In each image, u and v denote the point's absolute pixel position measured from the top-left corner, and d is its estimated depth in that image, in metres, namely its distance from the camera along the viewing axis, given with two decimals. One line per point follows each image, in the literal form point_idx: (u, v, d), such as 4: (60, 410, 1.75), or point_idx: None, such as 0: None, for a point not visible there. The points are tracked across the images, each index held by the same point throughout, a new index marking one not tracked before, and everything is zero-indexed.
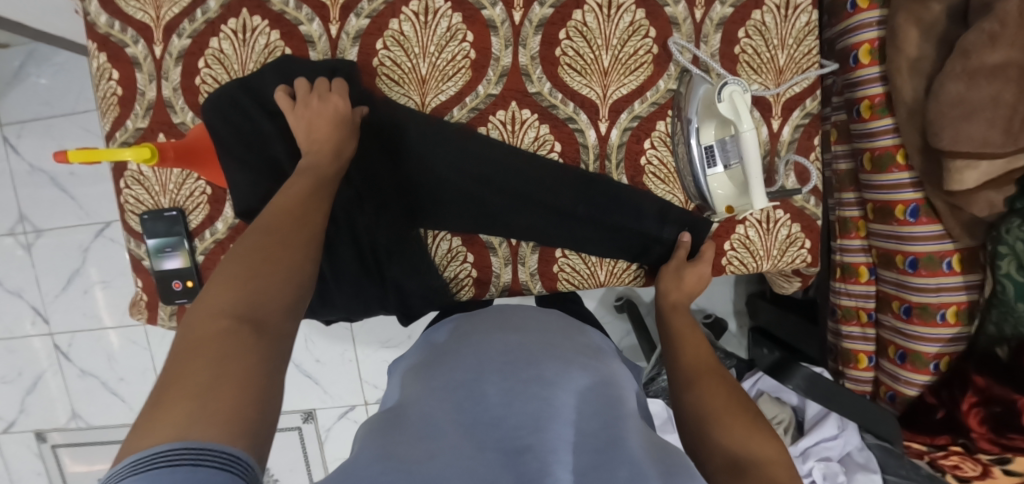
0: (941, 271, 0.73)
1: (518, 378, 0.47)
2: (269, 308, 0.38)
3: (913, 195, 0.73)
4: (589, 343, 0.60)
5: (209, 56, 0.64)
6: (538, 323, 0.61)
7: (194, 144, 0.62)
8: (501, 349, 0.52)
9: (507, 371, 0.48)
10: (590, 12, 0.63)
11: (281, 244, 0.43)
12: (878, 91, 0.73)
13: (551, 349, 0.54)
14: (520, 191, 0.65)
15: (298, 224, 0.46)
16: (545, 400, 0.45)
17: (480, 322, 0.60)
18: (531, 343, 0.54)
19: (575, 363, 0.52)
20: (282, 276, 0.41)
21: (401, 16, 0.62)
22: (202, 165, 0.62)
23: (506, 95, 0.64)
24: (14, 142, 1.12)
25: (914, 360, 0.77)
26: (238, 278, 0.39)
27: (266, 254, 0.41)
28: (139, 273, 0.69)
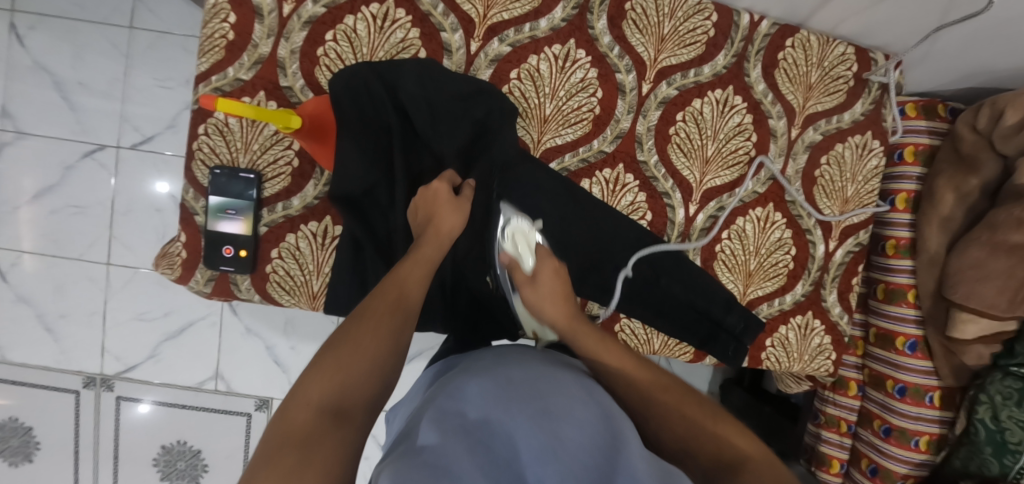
0: (923, 403, 0.83)
1: (523, 411, 0.44)
2: (357, 396, 0.43)
3: (914, 331, 0.84)
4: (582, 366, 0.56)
5: (340, 31, 0.62)
6: (555, 357, 0.56)
7: (318, 118, 0.59)
8: (506, 381, 0.48)
9: (517, 405, 0.44)
10: (708, 104, 0.68)
11: (358, 324, 0.47)
12: (905, 235, 0.85)
13: (558, 376, 0.50)
14: (614, 252, 0.68)
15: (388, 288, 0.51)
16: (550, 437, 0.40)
17: (483, 357, 0.55)
18: (545, 376, 0.50)
19: (581, 390, 0.48)
20: (366, 369, 0.44)
21: (541, 54, 0.64)
22: (321, 142, 0.60)
23: (616, 156, 0.67)
24: (24, 31, 1.00)
25: (884, 476, 0.86)
26: (331, 368, 0.44)
27: (355, 341, 0.46)
28: (185, 227, 0.64)
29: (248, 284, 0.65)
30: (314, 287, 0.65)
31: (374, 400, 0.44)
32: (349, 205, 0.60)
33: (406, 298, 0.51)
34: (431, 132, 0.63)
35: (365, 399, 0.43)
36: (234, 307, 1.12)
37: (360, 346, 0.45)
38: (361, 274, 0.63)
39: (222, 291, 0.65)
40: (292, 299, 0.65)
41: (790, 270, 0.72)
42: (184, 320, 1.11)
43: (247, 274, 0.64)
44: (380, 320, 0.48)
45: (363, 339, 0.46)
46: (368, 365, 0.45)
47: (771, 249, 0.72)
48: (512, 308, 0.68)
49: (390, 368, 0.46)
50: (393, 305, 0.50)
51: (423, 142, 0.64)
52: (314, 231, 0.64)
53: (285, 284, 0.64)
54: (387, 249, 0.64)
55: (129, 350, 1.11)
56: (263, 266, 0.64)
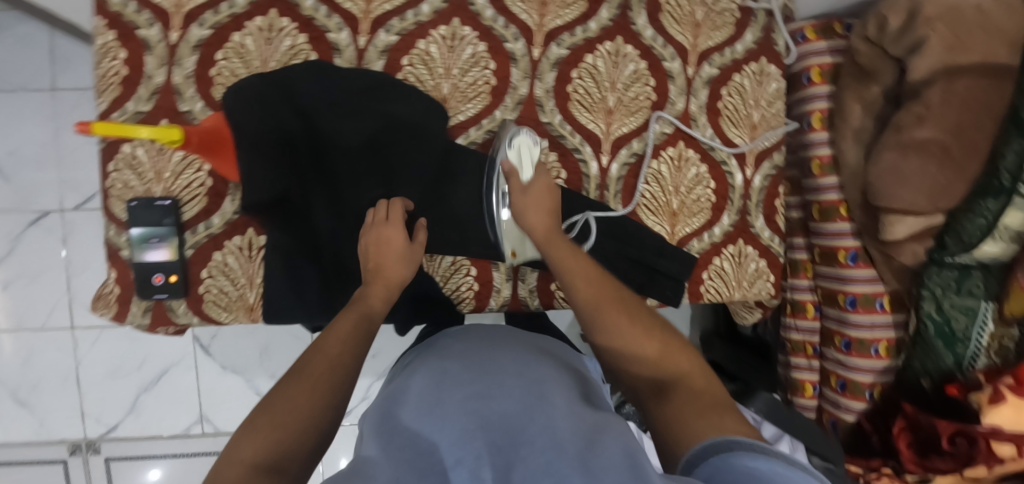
0: (874, 310, 0.85)
1: (460, 395, 0.50)
2: (292, 451, 0.42)
3: (852, 243, 0.85)
4: (519, 345, 0.65)
5: (229, 49, 0.64)
6: (493, 342, 0.63)
7: (217, 133, 0.58)
8: (446, 377, 0.54)
9: (455, 392, 0.51)
10: (600, 58, 0.70)
11: (299, 374, 0.48)
12: (826, 153, 0.87)
13: (498, 361, 0.57)
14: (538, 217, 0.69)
15: (333, 334, 0.53)
16: (487, 414, 0.47)
17: (427, 357, 0.61)
18: (483, 365, 0.56)
19: (518, 371, 0.55)
20: (302, 427, 0.43)
21: (428, 38, 0.66)
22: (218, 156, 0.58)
23: (521, 122, 0.69)
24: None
25: (853, 388, 0.88)
26: (273, 422, 0.43)
27: (291, 398, 0.45)
28: (114, 264, 0.65)
29: (184, 309, 0.66)
30: (250, 299, 0.66)
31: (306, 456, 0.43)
32: (267, 215, 0.60)
33: (346, 349, 0.51)
34: (335, 128, 0.64)
35: (300, 454, 0.42)
36: (205, 348, 1.12)
37: (294, 406, 0.44)
38: (293, 278, 0.64)
39: (160, 321, 0.66)
40: (230, 315, 0.66)
41: (713, 203, 0.75)
42: (158, 369, 1.11)
43: (182, 298, 0.65)
44: (321, 375, 0.48)
45: (303, 387, 0.46)
46: (306, 416, 0.44)
47: (691, 186, 0.74)
48: (445, 286, 0.69)
49: (328, 423, 0.46)
50: (333, 360, 0.49)
51: (329, 140, 0.64)
52: (239, 245, 0.65)
53: (220, 302, 0.66)
54: (314, 252, 0.65)
55: (109, 409, 1.11)
56: (195, 289, 0.65)
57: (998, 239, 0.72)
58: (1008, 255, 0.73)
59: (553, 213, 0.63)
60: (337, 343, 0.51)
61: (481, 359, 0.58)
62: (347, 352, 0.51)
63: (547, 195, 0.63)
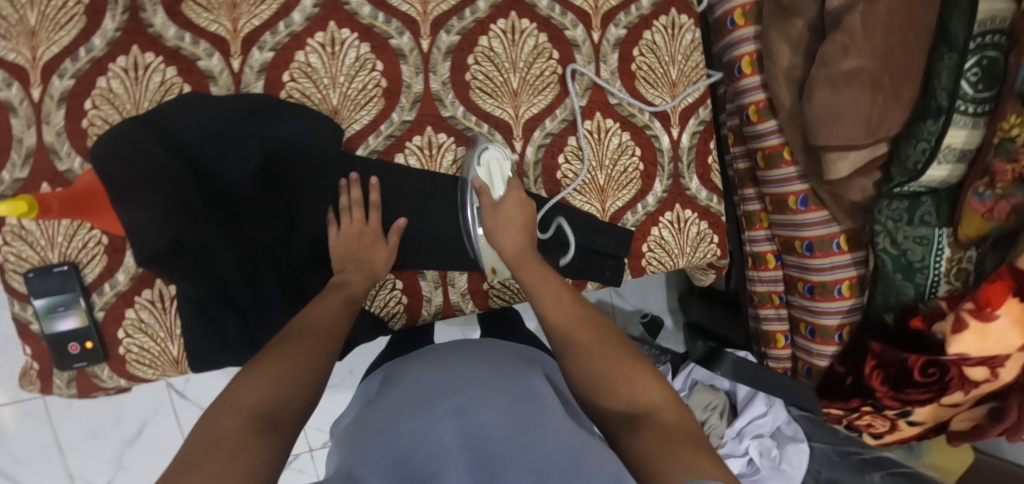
0: (833, 252, 0.82)
1: (446, 405, 0.51)
2: (286, 408, 0.43)
3: (800, 187, 0.83)
4: (491, 350, 0.65)
5: (96, 96, 0.60)
6: (467, 352, 0.64)
7: (86, 193, 0.55)
8: (426, 386, 0.55)
9: (434, 405, 0.51)
10: (496, 38, 0.66)
11: (291, 340, 0.50)
12: (761, 97, 0.83)
13: (478, 371, 0.57)
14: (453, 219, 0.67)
15: (314, 316, 0.54)
16: (470, 426, 0.47)
17: (404, 368, 0.62)
18: (465, 372, 0.57)
19: (497, 378, 0.56)
20: (301, 385, 0.46)
21: (307, 48, 0.62)
22: (93, 215, 0.55)
23: (421, 121, 0.65)
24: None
25: (822, 334, 0.86)
26: (272, 378, 0.45)
27: (285, 361, 0.47)
28: (27, 339, 0.62)
29: (109, 372, 0.64)
30: (173, 352, 0.64)
31: (299, 415, 0.44)
32: (165, 264, 0.58)
33: (334, 324, 0.54)
34: (221, 164, 0.60)
35: (295, 411, 0.43)
36: (181, 392, 1.13)
37: (292, 368, 0.46)
38: (212, 324, 0.62)
39: (88, 388, 0.64)
40: (158, 371, 0.64)
41: (641, 172, 0.71)
42: (138, 422, 1.10)
43: (103, 362, 0.63)
44: (312, 346, 0.50)
45: (294, 354, 0.48)
46: (299, 381, 0.46)
47: (615, 157, 0.70)
48: (372, 304, 0.65)
49: (317, 388, 0.47)
50: (326, 332, 0.52)
51: (218, 177, 0.60)
52: (150, 299, 0.63)
53: (144, 360, 0.63)
54: (227, 295, 0.62)
55: (96, 470, 1.09)
56: (116, 350, 0.63)
57: (942, 161, 0.70)
58: (956, 177, 0.72)
59: (527, 233, 0.61)
60: (324, 320, 0.53)
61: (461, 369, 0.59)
62: (336, 326, 0.54)
63: (519, 213, 0.62)
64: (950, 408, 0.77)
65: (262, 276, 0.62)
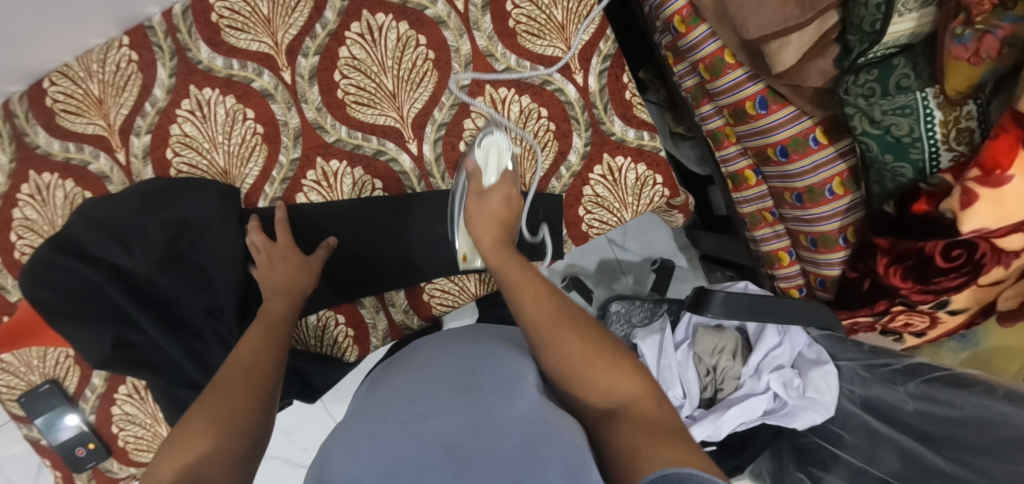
0: (811, 150, 0.73)
1: (402, 415, 0.43)
2: (216, 464, 0.39)
3: (755, 88, 0.73)
4: (469, 336, 0.58)
5: (18, 227, 0.62)
6: (443, 345, 0.56)
7: (18, 327, 0.61)
8: (390, 393, 0.48)
9: (389, 414, 0.44)
10: (355, 45, 0.61)
11: (220, 384, 0.46)
12: (682, 4, 0.74)
13: (444, 365, 0.50)
14: (371, 245, 0.66)
15: (240, 353, 0.50)
16: (419, 437, 0.40)
17: (379, 377, 0.56)
18: (431, 370, 0.50)
19: (462, 372, 0.48)
20: (227, 434, 0.41)
21: (178, 119, 0.62)
22: (32, 339, 0.62)
23: (309, 154, 0.63)
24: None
25: (824, 241, 0.77)
26: (197, 431, 0.41)
27: (212, 411, 0.43)
28: (44, 453, 0.68)
29: (118, 464, 0.69)
30: (164, 432, 0.69)
31: (237, 466, 0.40)
32: (118, 364, 0.61)
33: (261, 355, 0.50)
34: (133, 260, 0.62)
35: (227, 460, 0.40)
36: None
37: (213, 421, 0.42)
38: (182, 406, 0.65)
39: (108, 481, 0.70)
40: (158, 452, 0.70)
41: (554, 131, 0.65)
42: None
43: (110, 457, 0.68)
44: (243, 387, 0.46)
45: (221, 404, 0.44)
46: (233, 430, 0.42)
47: (520, 126, 0.65)
48: (322, 345, 0.66)
49: (254, 433, 0.43)
50: (248, 370, 0.48)
51: (137, 273, 0.62)
52: (127, 393, 0.67)
53: (143, 445, 0.69)
54: (184, 375, 0.65)
55: None
56: (116, 444, 0.68)
57: (903, 12, 0.59)
58: (928, 25, 0.60)
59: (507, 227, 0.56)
60: (248, 353, 0.49)
61: (430, 365, 0.51)
62: (265, 358, 0.50)
63: (502, 206, 0.58)
64: (992, 287, 0.66)
65: (210, 351, 0.64)
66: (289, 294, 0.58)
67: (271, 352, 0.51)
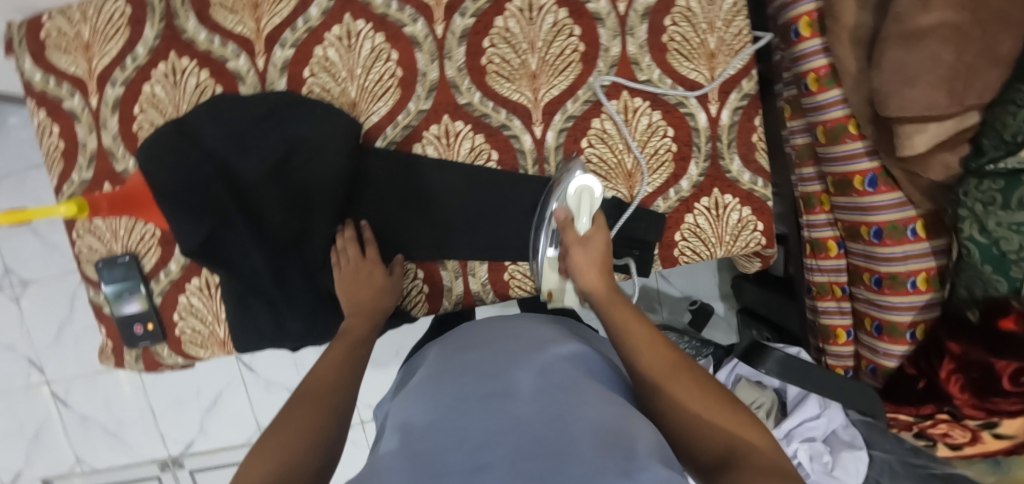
0: (906, 239, 0.73)
1: (478, 394, 0.47)
2: (294, 476, 0.42)
3: (868, 165, 0.73)
4: (540, 336, 0.61)
5: (143, 101, 0.65)
6: (510, 336, 0.60)
7: (129, 193, 0.63)
8: (464, 371, 0.52)
9: (468, 391, 0.48)
10: (512, 18, 0.62)
11: (304, 396, 0.50)
12: (822, 63, 0.73)
13: (516, 356, 0.54)
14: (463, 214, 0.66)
15: (324, 369, 0.54)
16: (501, 415, 0.44)
17: (451, 352, 0.59)
18: (502, 359, 0.53)
19: (535, 365, 0.52)
20: (304, 444, 0.45)
21: (324, 42, 0.63)
22: (138, 210, 0.63)
23: (437, 110, 0.64)
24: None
25: (890, 331, 0.77)
26: (268, 455, 0.43)
27: (291, 424, 0.47)
28: (102, 320, 0.70)
29: (168, 351, 0.70)
30: (220, 334, 0.69)
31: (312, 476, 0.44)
32: (205, 257, 0.62)
33: (340, 372, 0.53)
34: (245, 163, 0.63)
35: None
36: (248, 366, 1.24)
37: (278, 448, 0.44)
38: (247, 313, 0.66)
39: (153, 364, 0.71)
40: (208, 351, 0.70)
41: (674, 153, 0.66)
42: (213, 393, 1.25)
43: (163, 342, 0.69)
44: (319, 401, 0.50)
45: (302, 416, 0.48)
46: (305, 441, 0.45)
47: (643, 139, 0.65)
48: None
49: (328, 444, 0.47)
50: (332, 387, 0.51)
51: (244, 176, 0.63)
52: (199, 285, 0.68)
53: (197, 340, 0.69)
54: (258, 285, 0.65)
55: (183, 430, 1.27)
56: (173, 332, 0.69)
57: None
58: None
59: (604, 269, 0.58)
60: (329, 371, 0.53)
61: (500, 354, 0.55)
62: (341, 374, 0.53)
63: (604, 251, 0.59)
64: None
65: (289, 271, 0.65)
66: (367, 316, 0.61)
67: (350, 370, 0.54)
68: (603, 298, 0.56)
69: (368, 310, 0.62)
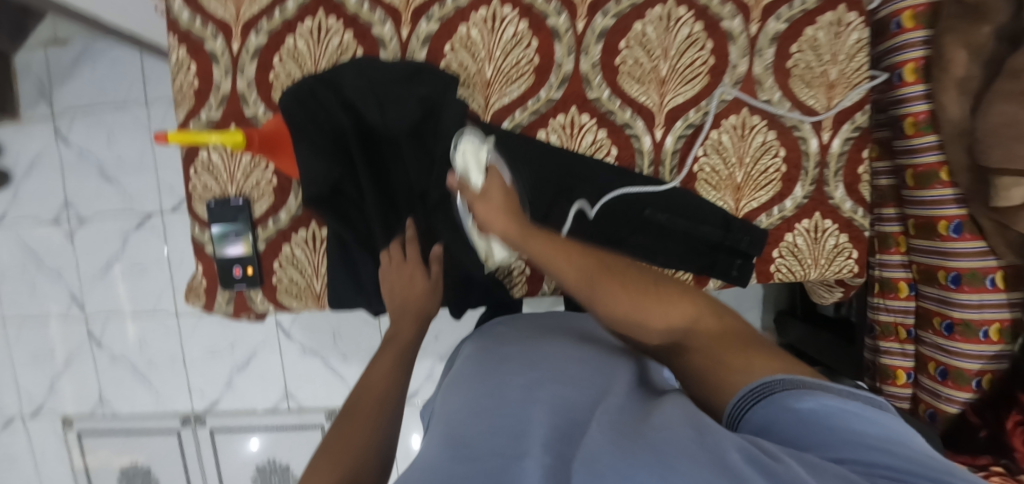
0: (985, 288, 0.75)
1: (518, 378, 0.46)
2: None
3: (957, 212, 0.75)
4: (596, 341, 0.58)
5: (284, 53, 0.67)
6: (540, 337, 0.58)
7: (274, 133, 0.65)
8: (498, 365, 0.50)
9: (503, 386, 0.45)
10: (650, 24, 0.66)
11: (351, 411, 0.49)
12: (923, 109, 0.77)
13: (552, 355, 0.51)
14: (563, 206, 0.68)
15: (373, 378, 0.54)
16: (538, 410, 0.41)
17: (484, 348, 0.57)
18: (536, 356, 0.51)
19: (574, 364, 0.50)
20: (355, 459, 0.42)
21: (469, 22, 0.66)
22: (279, 153, 0.65)
23: (566, 101, 0.67)
24: (55, 133, 1.20)
25: (956, 377, 0.79)
26: (324, 463, 0.41)
27: (343, 436, 0.45)
28: (201, 258, 0.71)
29: (261, 297, 0.71)
30: (316, 288, 0.70)
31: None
32: (324, 205, 0.65)
33: (389, 380, 0.53)
34: (380, 119, 0.66)
35: None
36: (287, 331, 1.24)
37: (333, 458, 0.42)
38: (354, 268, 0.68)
39: (241, 308, 0.72)
40: (301, 303, 0.71)
41: (783, 174, 0.68)
42: (250, 353, 1.25)
43: (258, 288, 0.70)
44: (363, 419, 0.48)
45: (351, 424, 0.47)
46: (355, 456, 0.43)
47: (756, 156, 0.68)
48: (498, 272, 0.70)
49: (381, 458, 0.45)
50: (378, 400, 0.50)
51: (378, 131, 0.67)
52: (305, 237, 0.70)
53: (292, 290, 0.70)
54: (367, 240, 0.68)
55: (211, 387, 1.27)
56: (270, 279, 0.71)
57: None
58: None
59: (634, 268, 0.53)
60: (377, 382, 0.53)
61: (532, 353, 0.53)
62: (391, 387, 0.52)
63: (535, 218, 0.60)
64: None
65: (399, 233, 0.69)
66: (415, 318, 0.63)
67: (397, 382, 0.53)
68: (516, 238, 0.52)
69: (415, 311, 0.64)
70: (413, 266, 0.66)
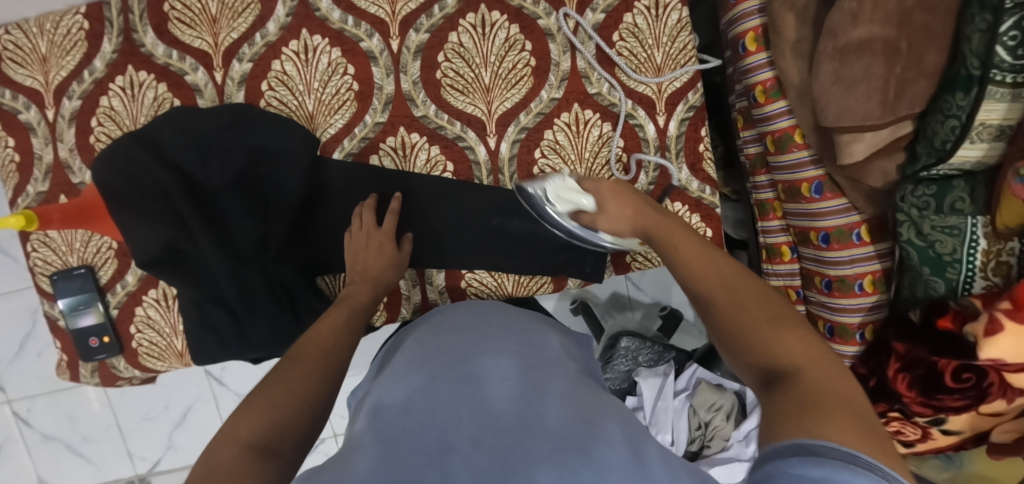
0: (852, 243, 0.76)
1: (491, 351, 0.44)
2: (291, 431, 0.39)
3: (815, 172, 0.76)
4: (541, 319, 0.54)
5: (101, 114, 0.65)
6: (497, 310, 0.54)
7: (86, 206, 0.64)
8: (446, 344, 0.46)
9: (442, 371, 0.42)
10: (465, 33, 0.65)
11: (297, 359, 0.46)
12: (767, 76, 0.77)
13: (505, 334, 0.47)
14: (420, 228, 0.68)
15: (321, 336, 0.50)
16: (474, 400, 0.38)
17: (439, 322, 0.53)
18: (486, 333, 0.47)
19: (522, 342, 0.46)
20: (304, 399, 0.42)
21: (282, 57, 0.64)
22: (95, 222, 0.64)
23: (394, 122, 0.66)
24: None
25: (841, 332, 0.80)
26: (261, 408, 0.40)
27: (288, 377, 0.44)
28: (57, 333, 0.69)
29: (125, 364, 0.70)
30: (178, 346, 0.69)
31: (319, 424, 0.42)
32: (164, 266, 0.63)
33: (341, 338, 0.51)
34: (204, 173, 0.64)
35: (292, 446, 0.38)
36: (217, 379, 1.23)
37: (272, 404, 0.40)
38: (207, 321, 0.66)
39: (109, 377, 0.71)
40: (166, 363, 0.70)
41: (625, 163, 0.68)
42: (183, 407, 1.23)
43: (120, 355, 0.69)
44: (315, 364, 0.46)
45: (282, 388, 0.42)
46: (299, 402, 0.41)
47: (595, 149, 0.67)
48: None
49: (324, 405, 0.43)
50: (327, 351, 0.48)
51: (203, 186, 0.64)
52: (156, 297, 0.68)
53: (153, 353, 0.69)
54: (217, 294, 0.65)
55: (150, 447, 1.25)
56: (129, 344, 0.69)
57: (975, 140, 0.57)
58: (995, 156, 0.58)
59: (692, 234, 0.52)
60: (327, 336, 0.50)
61: (484, 329, 0.49)
62: (339, 341, 0.50)
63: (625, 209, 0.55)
64: (990, 417, 0.63)
65: (251, 277, 0.64)
66: (373, 284, 0.59)
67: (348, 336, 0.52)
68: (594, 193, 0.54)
69: (374, 278, 0.60)
70: (385, 237, 0.62)
